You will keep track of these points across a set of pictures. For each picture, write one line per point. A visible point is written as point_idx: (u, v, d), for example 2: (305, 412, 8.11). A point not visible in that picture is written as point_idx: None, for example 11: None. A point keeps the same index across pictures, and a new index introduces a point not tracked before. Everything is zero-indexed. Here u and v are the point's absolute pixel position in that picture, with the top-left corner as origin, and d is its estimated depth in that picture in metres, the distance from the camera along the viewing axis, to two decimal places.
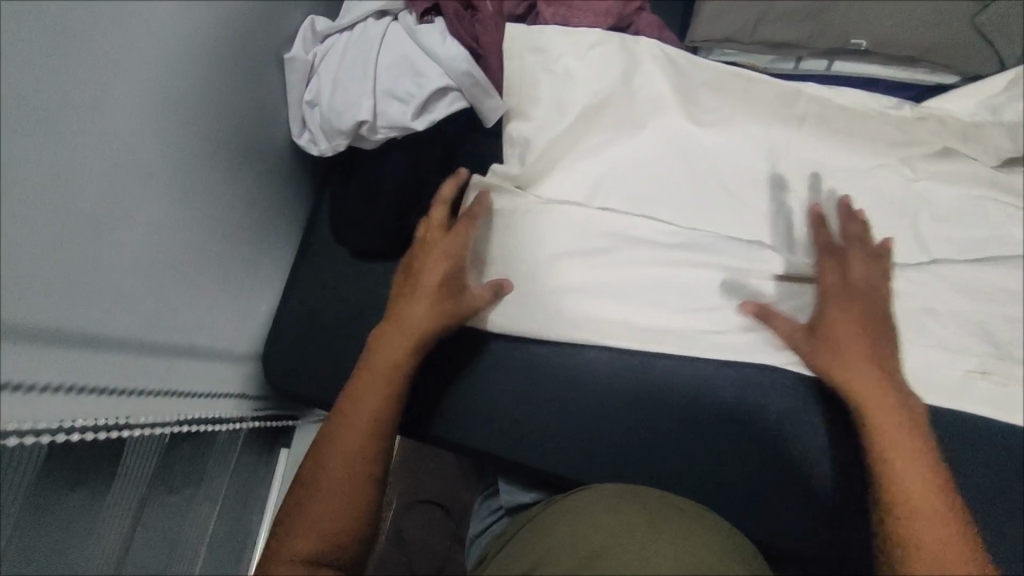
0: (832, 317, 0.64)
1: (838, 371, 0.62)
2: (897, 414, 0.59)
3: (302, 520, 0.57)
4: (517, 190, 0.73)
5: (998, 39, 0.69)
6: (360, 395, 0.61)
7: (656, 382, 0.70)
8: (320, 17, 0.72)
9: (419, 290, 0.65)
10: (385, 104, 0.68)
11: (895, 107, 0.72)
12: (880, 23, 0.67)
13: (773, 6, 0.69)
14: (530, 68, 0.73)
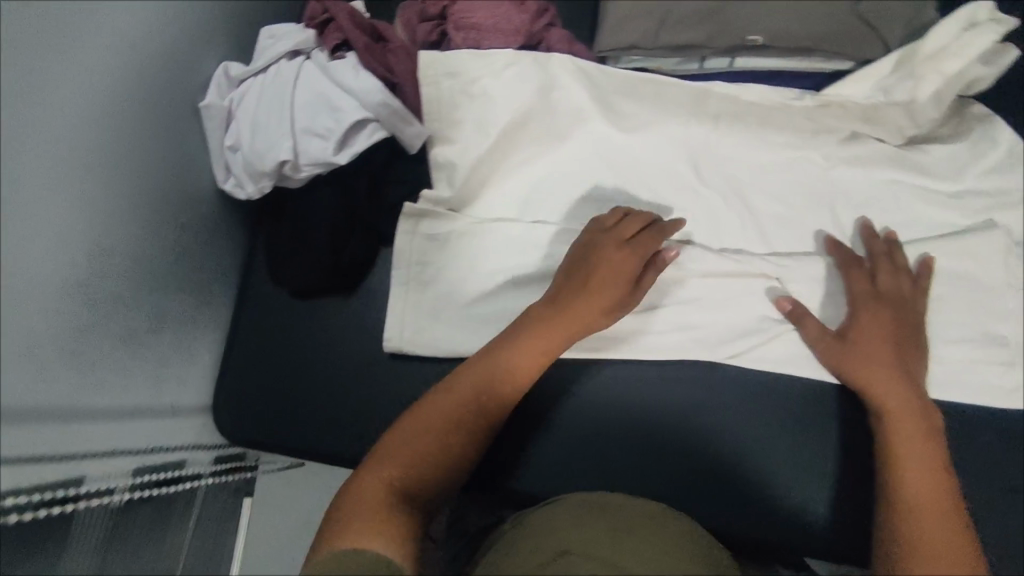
0: (862, 324, 0.67)
1: (862, 377, 0.65)
2: (915, 419, 0.61)
3: (404, 445, 0.59)
4: (450, 213, 0.74)
5: (881, 24, 0.71)
6: (492, 363, 0.63)
7: (603, 388, 0.72)
8: (233, 63, 0.72)
9: (595, 282, 0.64)
10: (305, 142, 0.68)
11: (797, 98, 0.74)
12: (774, 18, 0.70)
13: (672, 11, 0.71)
14: (446, 93, 0.73)
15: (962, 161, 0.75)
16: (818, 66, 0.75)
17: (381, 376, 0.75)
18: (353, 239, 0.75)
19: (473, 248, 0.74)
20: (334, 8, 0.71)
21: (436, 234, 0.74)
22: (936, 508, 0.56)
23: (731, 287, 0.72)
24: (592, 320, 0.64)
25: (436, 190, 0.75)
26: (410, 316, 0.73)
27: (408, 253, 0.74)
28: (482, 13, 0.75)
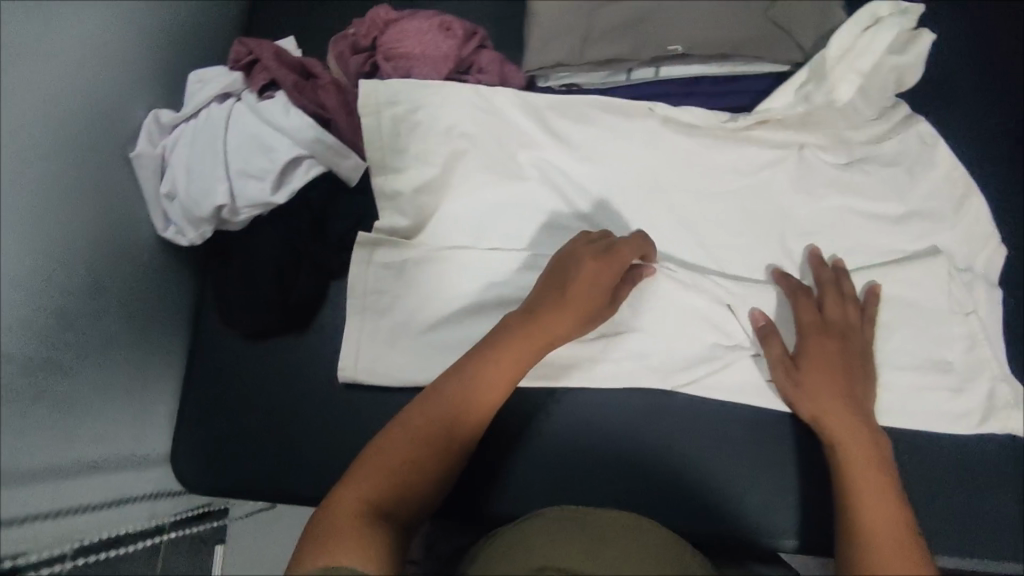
0: (808, 351, 0.66)
1: (812, 405, 0.64)
2: (867, 450, 0.61)
3: (379, 462, 0.59)
4: (404, 242, 0.73)
5: (792, 27, 0.73)
6: (474, 372, 0.62)
7: (567, 411, 0.71)
8: (163, 110, 0.71)
9: (568, 292, 0.64)
10: (241, 184, 0.68)
11: (731, 120, 0.75)
12: (691, 26, 0.71)
13: (593, 27, 0.72)
14: (388, 124, 0.73)
15: (901, 185, 0.74)
16: (735, 68, 0.76)
17: (341, 410, 0.74)
18: (300, 276, 0.74)
19: (425, 281, 0.73)
20: (258, 50, 0.72)
21: (391, 264, 0.73)
22: (893, 543, 0.55)
23: (684, 313, 0.72)
24: (568, 330, 0.65)
25: (389, 220, 0.74)
26: (365, 347, 0.72)
27: (363, 282, 0.73)
28: (410, 42, 0.75)
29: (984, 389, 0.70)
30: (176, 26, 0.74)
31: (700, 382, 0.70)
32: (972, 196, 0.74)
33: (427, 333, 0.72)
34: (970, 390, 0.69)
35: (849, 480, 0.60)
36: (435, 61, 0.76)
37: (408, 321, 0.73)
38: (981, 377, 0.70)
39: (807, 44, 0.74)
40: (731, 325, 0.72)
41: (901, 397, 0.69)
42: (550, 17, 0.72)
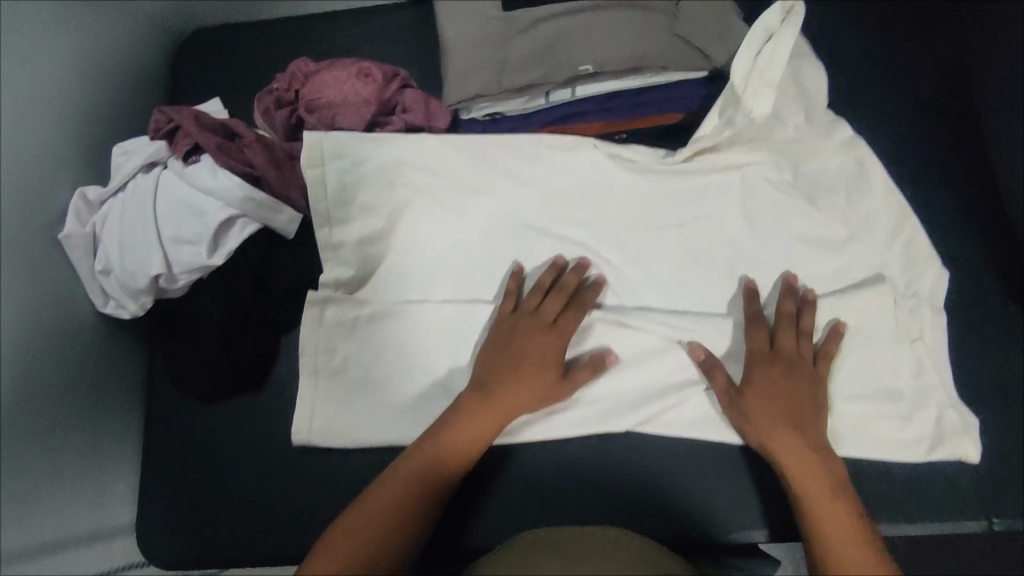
0: (757, 386, 0.66)
1: (764, 440, 0.64)
2: (826, 488, 0.61)
3: (353, 538, 0.58)
4: (349, 299, 0.73)
5: (699, 41, 0.70)
6: (441, 447, 0.63)
7: (535, 455, 0.71)
8: (88, 187, 0.70)
9: (518, 363, 0.66)
10: (176, 251, 0.69)
11: (668, 156, 0.73)
12: (597, 46, 0.69)
13: (505, 58, 0.70)
14: (334, 174, 0.72)
15: (841, 209, 0.74)
16: (647, 79, 0.73)
17: (306, 462, 0.73)
18: (248, 336, 0.74)
19: (380, 332, 0.73)
20: (178, 117, 0.72)
21: (342, 320, 0.73)
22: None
23: (633, 348, 0.71)
24: (531, 400, 0.66)
25: (336, 273, 0.74)
26: (318, 409, 0.72)
27: (314, 341, 0.73)
28: (330, 91, 0.75)
29: (933, 416, 0.70)
30: (95, 98, 0.74)
31: (655, 421, 0.70)
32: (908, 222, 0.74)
33: (385, 385, 0.72)
34: (918, 417, 0.70)
35: (814, 521, 0.60)
36: (358, 105, 0.76)
37: (365, 375, 0.73)
38: (930, 402, 0.70)
39: (717, 56, 0.70)
40: (684, 359, 0.71)
41: (858, 429, 0.69)
42: (460, 51, 0.71)
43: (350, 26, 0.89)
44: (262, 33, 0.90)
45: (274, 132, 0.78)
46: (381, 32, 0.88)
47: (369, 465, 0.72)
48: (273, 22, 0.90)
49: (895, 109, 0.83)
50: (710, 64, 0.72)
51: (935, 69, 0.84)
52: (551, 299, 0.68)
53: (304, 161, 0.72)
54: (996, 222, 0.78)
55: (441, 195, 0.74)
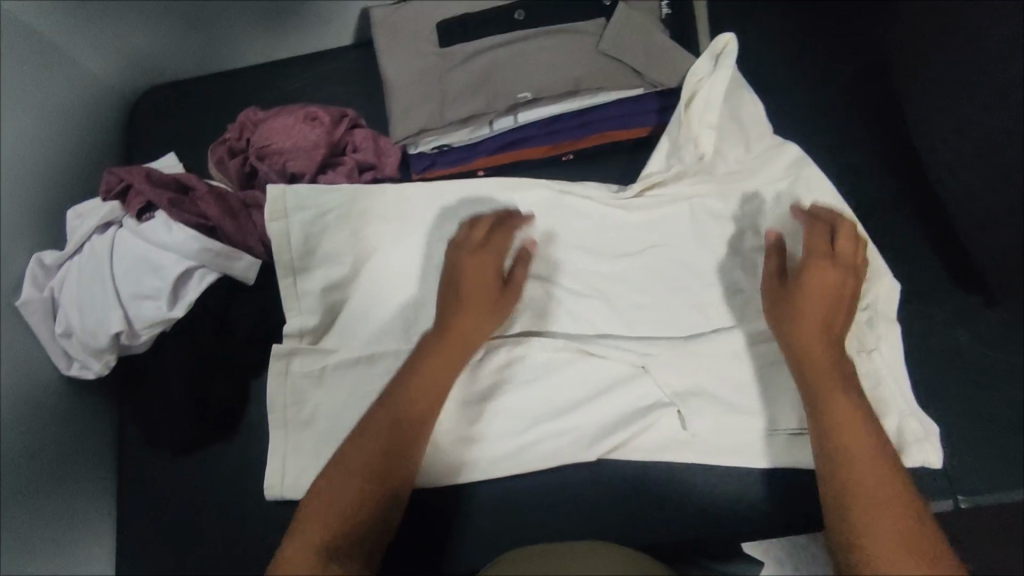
0: (808, 286, 0.61)
1: (798, 334, 0.61)
2: (856, 411, 0.59)
3: (324, 509, 0.58)
4: (315, 348, 0.74)
5: (632, 58, 0.71)
6: (390, 418, 0.62)
7: (518, 488, 0.71)
8: (44, 251, 0.71)
9: (466, 294, 0.65)
10: (137, 307, 0.69)
11: (622, 190, 0.75)
12: (533, 74, 0.71)
13: (446, 91, 0.72)
14: (295, 227, 0.74)
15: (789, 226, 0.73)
16: (585, 102, 0.73)
17: (280, 506, 0.73)
18: (216, 385, 0.74)
19: (346, 375, 0.74)
20: (129, 176, 0.73)
21: (309, 371, 0.74)
22: (880, 505, 0.55)
23: (600, 375, 0.72)
24: (483, 326, 0.65)
25: (300, 320, 0.75)
26: (289, 459, 0.72)
27: (281, 395, 0.73)
28: (279, 138, 0.76)
29: (893, 425, 0.66)
30: (46, 162, 0.75)
31: (625, 447, 0.70)
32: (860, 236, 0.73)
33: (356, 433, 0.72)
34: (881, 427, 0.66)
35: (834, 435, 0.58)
36: (307, 150, 0.77)
37: (335, 421, 0.73)
38: (888, 412, 0.66)
39: (652, 74, 0.72)
40: (650, 385, 0.72)
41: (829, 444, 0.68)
42: (402, 89, 0.73)
43: (299, 72, 0.91)
44: (213, 84, 0.91)
45: (229, 180, 0.79)
46: (330, 75, 0.90)
47: None
48: (223, 73, 0.92)
49: (818, 106, 0.84)
50: (645, 83, 0.72)
51: (859, 67, 0.86)
52: (478, 230, 0.67)
53: (268, 214, 0.73)
54: (930, 214, 0.78)
55: (398, 240, 0.76)
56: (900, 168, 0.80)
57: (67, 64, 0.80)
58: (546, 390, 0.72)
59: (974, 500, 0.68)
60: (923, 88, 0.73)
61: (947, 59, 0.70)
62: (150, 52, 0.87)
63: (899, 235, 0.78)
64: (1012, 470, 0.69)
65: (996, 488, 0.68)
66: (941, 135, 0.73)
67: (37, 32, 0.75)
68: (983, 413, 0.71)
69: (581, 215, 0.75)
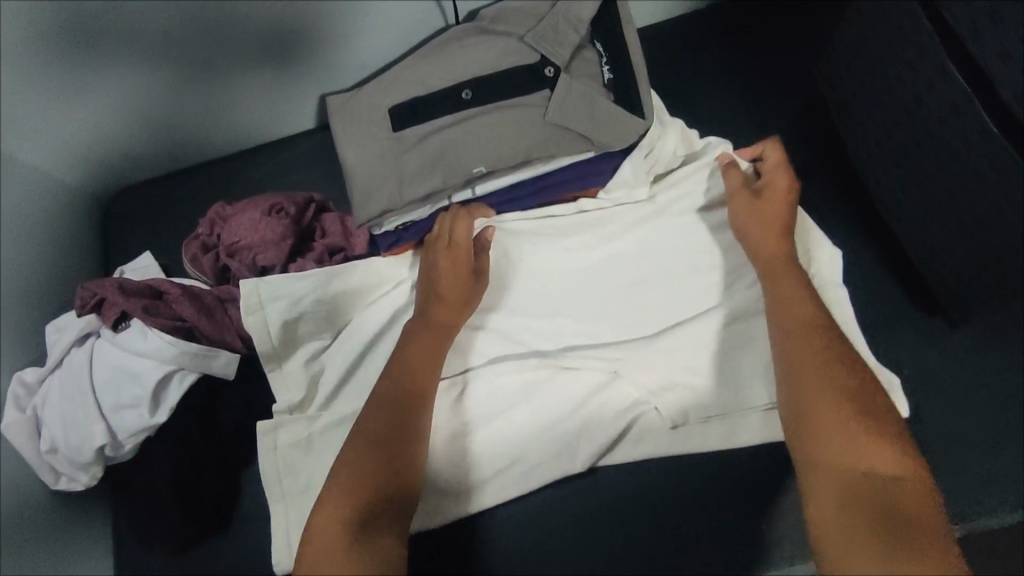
0: (774, 184, 0.68)
1: (751, 239, 0.67)
2: (806, 311, 0.61)
3: (350, 460, 0.57)
4: (304, 416, 0.75)
5: (579, 123, 0.73)
6: (397, 391, 0.62)
7: (527, 529, 0.73)
8: (28, 368, 0.72)
9: (447, 278, 0.67)
10: (120, 417, 0.70)
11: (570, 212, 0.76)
12: (486, 148, 0.73)
13: (403, 170, 0.73)
14: (269, 318, 0.74)
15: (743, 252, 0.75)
16: (538, 168, 0.75)
17: None
18: (205, 480, 0.75)
19: (334, 439, 0.75)
20: (102, 289, 0.73)
21: (300, 439, 0.75)
22: (832, 400, 0.55)
23: (574, 388, 0.73)
24: (467, 296, 0.67)
25: (288, 396, 0.76)
26: (292, 534, 0.72)
27: (274, 471, 0.74)
28: (247, 233, 0.77)
29: None
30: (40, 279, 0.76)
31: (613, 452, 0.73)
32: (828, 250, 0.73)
33: None
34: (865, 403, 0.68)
35: (786, 334, 0.60)
36: (274, 244, 0.77)
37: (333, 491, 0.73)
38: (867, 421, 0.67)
39: (601, 137, 0.73)
40: (625, 387, 0.73)
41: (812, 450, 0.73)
42: (361, 174, 0.74)
43: (266, 160, 0.94)
44: (184, 179, 0.93)
45: (204, 276, 0.81)
46: (298, 160, 0.94)
47: None
48: (192, 166, 0.94)
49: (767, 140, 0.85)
50: (595, 146, 0.74)
51: (802, 99, 0.87)
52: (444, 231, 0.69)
53: (243, 310, 0.73)
54: (883, 240, 0.79)
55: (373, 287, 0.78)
56: (855, 198, 0.81)
57: (57, 183, 0.81)
58: (538, 404, 0.72)
59: (966, 526, 0.68)
60: (864, 118, 0.76)
61: (875, 95, 0.73)
62: (131, 159, 0.89)
63: (862, 264, 0.79)
64: (993, 483, 0.70)
65: (984, 490, 0.69)
66: (884, 165, 0.75)
67: (38, 167, 0.76)
68: (961, 435, 0.71)
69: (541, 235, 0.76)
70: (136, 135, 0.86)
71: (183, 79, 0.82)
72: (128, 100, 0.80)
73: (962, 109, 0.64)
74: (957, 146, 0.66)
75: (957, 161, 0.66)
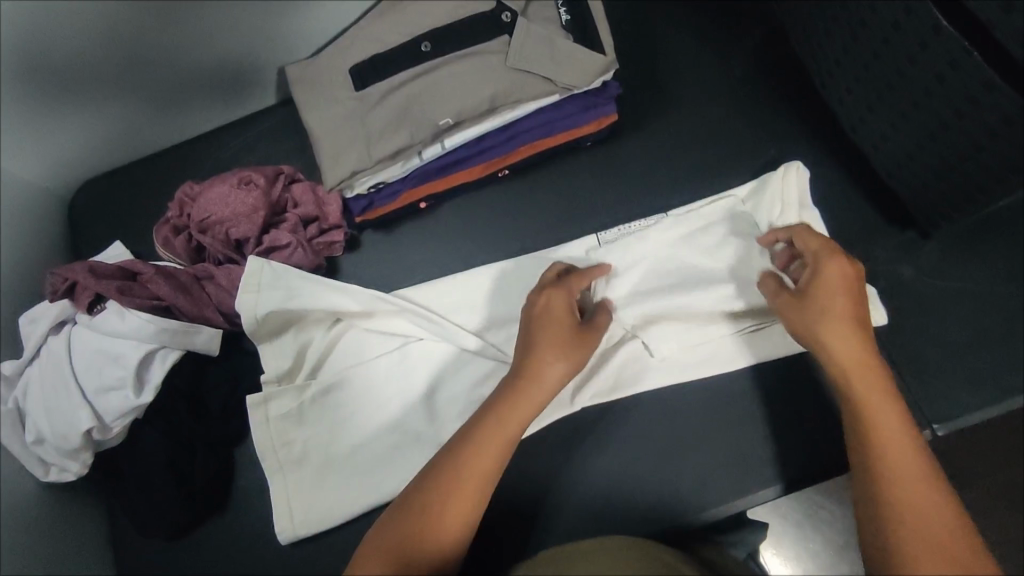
0: (823, 278, 0.59)
1: (824, 317, 0.58)
2: (880, 381, 0.54)
3: (442, 471, 0.55)
4: (298, 385, 0.75)
5: (540, 66, 0.73)
6: (501, 427, 0.57)
7: (530, 470, 0.72)
8: (4, 362, 0.71)
9: (548, 342, 0.61)
10: (104, 400, 0.69)
11: (578, 246, 0.77)
12: (451, 99, 0.73)
13: (371, 130, 0.73)
14: (260, 305, 0.72)
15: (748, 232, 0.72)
16: (506, 117, 0.75)
17: (295, 546, 0.73)
18: (199, 459, 0.73)
19: (326, 404, 0.75)
20: (72, 274, 0.72)
21: (293, 409, 0.74)
22: (907, 470, 0.50)
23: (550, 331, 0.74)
24: (562, 375, 0.61)
25: (276, 367, 0.75)
26: (296, 501, 0.72)
27: (269, 441, 0.73)
28: (217, 208, 0.76)
29: None
30: (14, 274, 0.75)
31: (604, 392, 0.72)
32: (793, 168, 0.75)
33: (354, 455, 0.73)
34: None
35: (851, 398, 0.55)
36: (246, 215, 0.75)
37: (333, 451, 0.74)
38: None
39: (565, 79, 0.74)
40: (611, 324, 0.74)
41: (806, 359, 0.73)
42: (328, 137, 0.74)
43: (231, 139, 0.91)
44: (146, 164, 0.91)
45: (179, 257, 0.78)
46: (266, 135, 0.91)
47: (350, 548, 0.72)
48: (156, 152, 0.92)
49: (732, 75, 0.85)
50: (559, 88, 0.74)
51: (760, 32, 0.87)
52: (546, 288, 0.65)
53: (241, 290, 0.72)
54: (850, 160, 0.81)
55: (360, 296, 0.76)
56: (820, 121, 0.83)
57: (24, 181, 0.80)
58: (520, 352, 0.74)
59: (950, 424, 0.70)
60: (825, 38, 0.76)
61: (832, 14, 0.74)
62: (93, 150, 0.87)
63: (834, 186, 0.80)
64: (972, 378, 0.72)
65: (963, 387, 0.71)
66: (846, 84, 0.76)
67: None
68: (937, 339, 0.73)
69: (528, 265, 0.77)
70: (109, 123, 0.86)
71: (143, 60, 0.82)
72: (94, 88, 0.81)
73: (915, 13, 0.64)
74: (913, 52, 0.66)
75: (915, 67, 0.67)
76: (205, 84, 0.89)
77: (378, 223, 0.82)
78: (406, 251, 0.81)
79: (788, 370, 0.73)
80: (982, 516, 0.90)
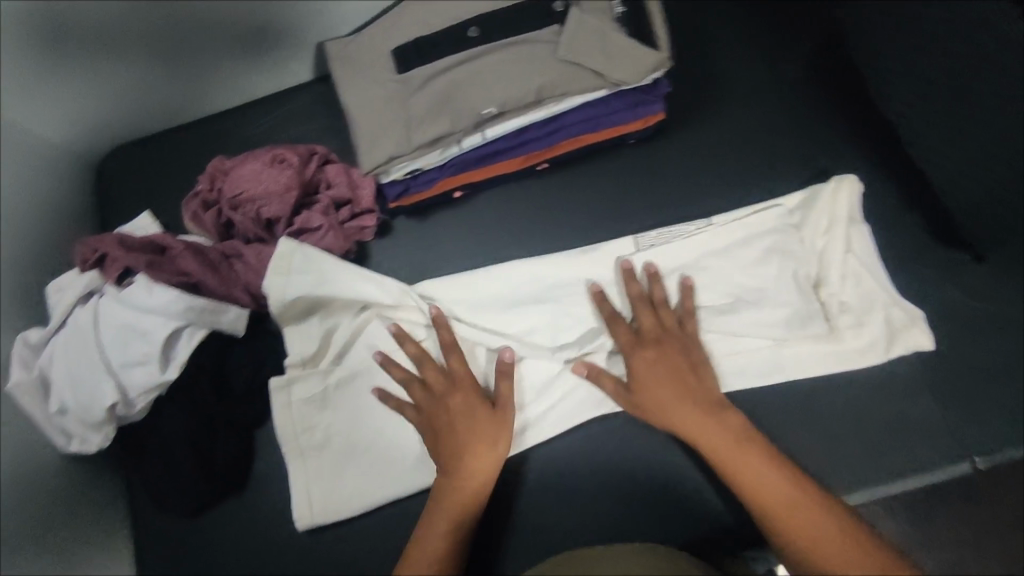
0: (636, 369, 0.67)
1: (661, 414, 0.65)
2: (733, 445, 0.61)
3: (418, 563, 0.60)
4: (324, 369, 0.74)
5: (590, 59, 0.71)
6: (453, 516, 0.62)
7: (552, 473, 0.71)
8: (30, 329, 0.70)
9: (475, 430, 0.66)
10: (130, 375, 0.68)
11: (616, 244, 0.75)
12: (495, 89, 0.70)
13: (410, 115, 0.71)
14: (289, 289, 0.71)
15: (790, 246, 0.72)
16: (552, 110, 0.73)
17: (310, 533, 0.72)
18: (219, 439, 0.72)
19: (349, 391, 0.74)
20: (102, 245, 0.72)
21: (315, 394, 0.73)
22: (798, 514, 0.57)
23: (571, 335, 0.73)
24: (491, 459, 0.65)
25: (302, 350, 0.74)
26: (314, 488, 0.71)
27: (291, 426, 0.72)
28: (248, 185, 0.74)
29: (880, 320, 0.70)
30: (38, 240, 0.74)
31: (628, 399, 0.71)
32: (844, 182, 0.73)
33: (376, 446, 0.72)
34: (868, 322, 0.70)
35: (727, 474, 0.61)
36: (278, 194, 0.74)
37: (353, 440, 0.73)
38: (894, 345, 0.70)
39: (614, 74, 0.71)
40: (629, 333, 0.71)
41: (843, 381, 0.71)
42: (366, 120, 0.72)
43: (263, 114, 0.89)
44: (175, 135, 0.90)
45: (207, 234, 0.77)
46: (299, 115, 0.89)
47: (366, 539, 0.71)
48: (185, 123, 0.91)
49: (783, 81, 0.82)
50: (608, 82, 0.72)
51: (815, 37, 0.84)
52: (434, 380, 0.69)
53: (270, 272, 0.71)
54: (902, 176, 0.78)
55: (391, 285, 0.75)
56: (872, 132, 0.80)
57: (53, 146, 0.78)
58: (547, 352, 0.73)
59: (990, 457, 0.68)
60: None
61: None
62: (121, 118, 0.86)
63: (883, 201, 0.77)
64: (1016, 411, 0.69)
65: (1006, 419, 0.69)
66: None
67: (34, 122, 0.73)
68: (982, 368, 0.71)
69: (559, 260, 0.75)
70: (140, 91, 0.84)
71: (178, 28, 0.80)
72: (125, 52, 0.79)
73: None
74: None
75: None
76: (239, 58, 0.87)
77: (412, 209, 0.80)
78: (438, 240, 0.80)
79: (824, 392, 0.70)
80: (1009, 548, 0.88)
